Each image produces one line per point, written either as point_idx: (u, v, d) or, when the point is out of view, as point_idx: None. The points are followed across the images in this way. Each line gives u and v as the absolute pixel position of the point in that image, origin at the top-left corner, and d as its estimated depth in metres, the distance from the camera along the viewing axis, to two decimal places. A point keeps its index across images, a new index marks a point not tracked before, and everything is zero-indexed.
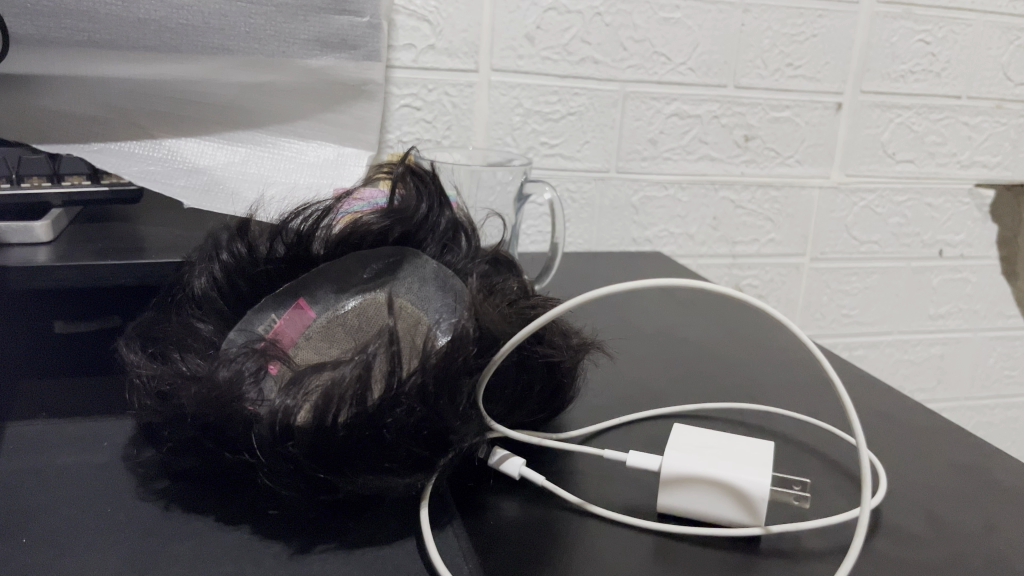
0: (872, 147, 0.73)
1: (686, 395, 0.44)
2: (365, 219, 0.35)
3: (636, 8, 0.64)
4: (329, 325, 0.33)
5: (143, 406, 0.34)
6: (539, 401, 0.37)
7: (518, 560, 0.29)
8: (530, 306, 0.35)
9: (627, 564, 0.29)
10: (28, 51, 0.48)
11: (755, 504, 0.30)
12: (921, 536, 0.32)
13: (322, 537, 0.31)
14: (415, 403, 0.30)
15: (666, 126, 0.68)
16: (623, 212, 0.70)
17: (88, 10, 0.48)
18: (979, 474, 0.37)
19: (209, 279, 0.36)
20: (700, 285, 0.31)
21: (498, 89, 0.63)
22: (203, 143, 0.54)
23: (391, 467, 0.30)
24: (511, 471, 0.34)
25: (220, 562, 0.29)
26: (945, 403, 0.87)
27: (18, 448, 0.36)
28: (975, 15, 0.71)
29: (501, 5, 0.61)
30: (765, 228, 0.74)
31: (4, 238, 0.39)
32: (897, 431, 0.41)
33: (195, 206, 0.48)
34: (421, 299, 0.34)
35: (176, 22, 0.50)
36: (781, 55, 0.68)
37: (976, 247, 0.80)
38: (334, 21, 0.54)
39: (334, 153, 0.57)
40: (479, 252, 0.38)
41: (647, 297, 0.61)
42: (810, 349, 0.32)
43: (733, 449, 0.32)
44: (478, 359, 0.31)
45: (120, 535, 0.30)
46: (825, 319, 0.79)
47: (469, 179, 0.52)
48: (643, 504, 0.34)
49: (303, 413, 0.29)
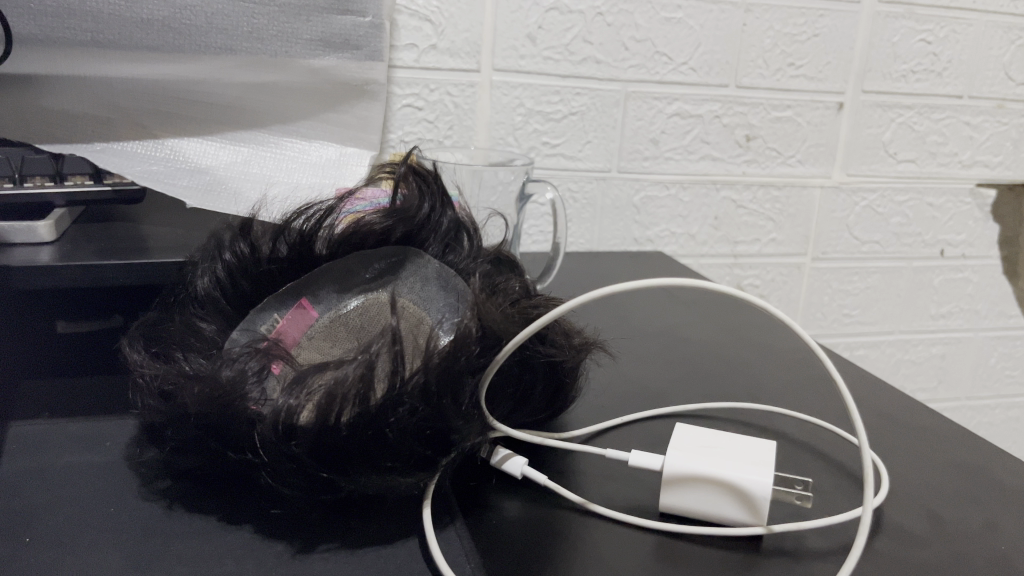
0: (873, 147, 0.73)
1: (688, 394, 0.44)
2: (368, 218, 0.36)
3: (638, 8, 0.64)
4: (332, 324, 0.33)
5: (146, 406, 0.34)
6: (541, 401, 0.37)
7: (520, 559, 0.29)
8: (533, 306, 0.35)
9: (628, 563, 0.30)
10: (32, 51, 0.48)
11: (757, 504, 0.30)
12: (923, 535, 0.32)
13: (325, 536, 0.31)
14: (418, 403, 0.30)
15: (668, 126, 0.68)
16: (625, 212, 0.71)
17: (93, 10, 0.48)
18: (981, 473, 0.37)
19: (211, 279, 0.36)
20: (702, 285, 0.31)
21: (500, 89, 0.63)
22: (205, 143, 0.54)
23: (393, 467, 0.30)
24: (513, 471, 0.34)
25: (222, 561, 0.29)
26: (946, 403, 0.87)
27: (19, 447, 0.36)
28: (977, 15, 0.71)
29: (503, 5, 0.61)
30: (766, 228, 0.74)
31: (6, 238, 0.40)
32: (899, 431, 0.41)
33: (197, 206, 0.49)
34: (424, 299, 0.34)
35: (180, 21, 0.51)
36: (782, 55, 0.68)
37: (977, 247, 0.80)
38: (337, 21, 0.54)
39: (337, 152, 0.57)
40: (481, 251, 0.38)
41: (649, 298, 0.61)
42: (813, 349, 0.31)
43: (735, 448, 0.32)
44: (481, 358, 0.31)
45: (121, 534, 0.30)
46: (826, 319, 0.79)
47: (471, 179, 0.52)
48: (644, 504, 0.34)
49: (306, 412, 0.29)
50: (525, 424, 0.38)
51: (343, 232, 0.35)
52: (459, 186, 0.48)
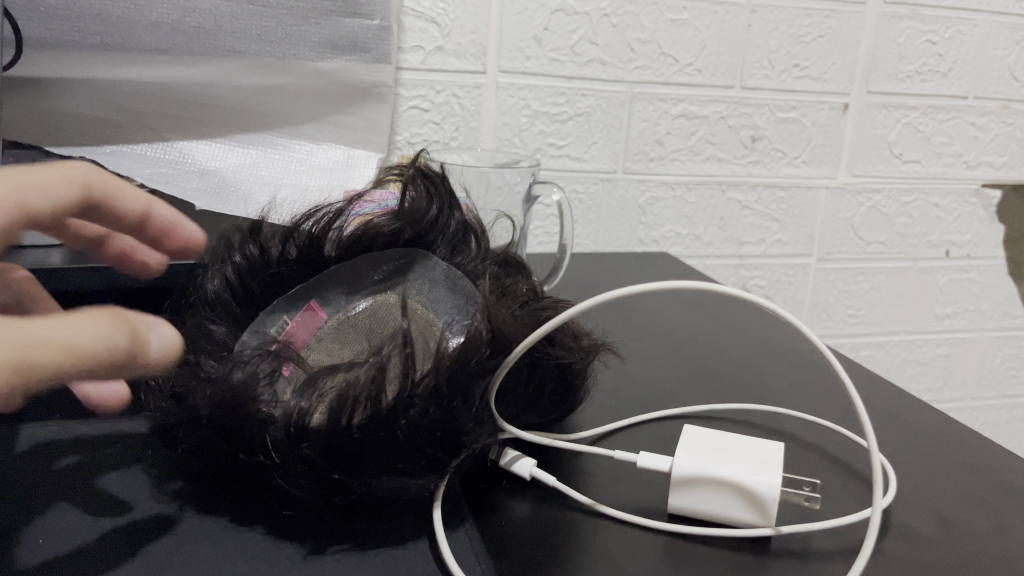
0: (879, 148, 0.73)
1: (695, 395, 0.44)
2: (377, 220, 0.36)
3: (644, 9, 0.64)
4: (341, 326, 0.34)
5: (158, 407, 0.34)
6: (550, 403, 0.37)
7: (530, 560, 0.30)
8: (541, 309, 0.35)
9: (639, 564, 0.30)
10: (42, 54, 0.49)
11: (766, 505, 0.31)
12: (932, 536, 0.32)
13: (335, 537, 0.31)
14: (429, 405, 0.30)
15: (673, 127, 0.68)
16: (630, 213, 0.71)
17: (101, 13, 0.49)
18: (987, 473, 0.37)
19: (221, 281, 0.36)
20: (710, 288, 0.30)
21: (506, 91, 0.64)
22: (213, 145, 0.54)
23: (404, 468, 0.31)
24: (522, 471, 0.34)
25: (234, 563, 0.29)
26: (951, 403, 0.87)
27: (29, 448, 0.36)
28: (981, 16, 0.71)
29: (509, 7, 0.61)
30: (771, 229, 0.74)
31: None
32: (907, 433, 0.41)
33: (206, 208, 0.49)
34: (432, 301, 0.34)
35: (188, 25, 0.51)
36: (787, 56, 0.68)
37: (982, 247, 0.80)
38: (344, 24, 0.54)
39: (344, 154, 0.57)
40: (489, 254, 0.38)
41: (656, 299, 0.61)
42: (824, 354, 0.31)
43: (744, 450, 0.32)
44: (491, 361, 0.31)
45: (135, 535, 0.30)
46: (831, 319, 0.79)
47: (478, 181, 0.52)
48: (653, 506, 0.34)
49: (318, 414, 0.30)
50: (535, 424, 0.38)
51: (352, 233, 0.36)
52: (467, 188, 0.48)
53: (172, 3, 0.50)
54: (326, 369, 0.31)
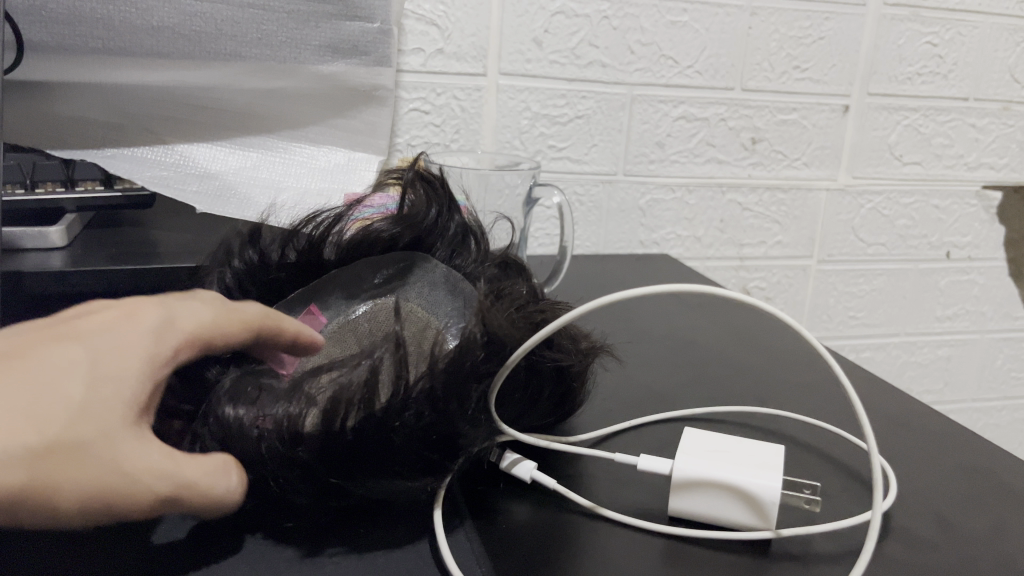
0: (880, 149, 0.73)
1: (695, 398, 0.44)
2: (377, 223, 0.36)
3: (644, 12, 0.64)
4: (341, 330, 0.33)
5: None
6: (549, 406, 0.37)
7: (530, 563, 0.30)
8: (540, 310, 0.35)
9: (638, 567, 0.30)
10: (44, 58, 0.49)
11: (766, 509, 0.31)
12: (932, 539, 0.32)
13: (331, 542, 0.31)
14: (424, 409, 0.30)
15: (673, 129, 0.68)
16: (630, 215, 0.71)
17: (103, 17, 0.49)
18: (987, 476, 0.37)
19: (220, 287, 0.36)
20: (711, 291, 0.30)
21: (506, 93, 0.64)
22: (214, 148, 0.54)
23: (399, 472, 0.31)
24: (522, 475, 0.34)
25: (233, 566, 0.29)
26: (952, 405, 0.86)
27: None
28: (982, 18, 0.71)
29: (509, 9, 0.61)
30: (772, 231, 0.74)
31: (18, 244, 0.40)
32: (908, 435, 0.41)
33: (207, 211, 0.49)
34: (431, 303, 0.34)
35: (189, 28, 0.51)
36: (788, 58, 0.68)
37: (983, 248, 0.80)
38: (345, 27, 0.54)
39: (345, 157, 0.57)
40: (489, 255, 0.38)
41: (656, 301, 0.61)
42: (823, 356, 0.31)
43: (744, 453, 0.32)
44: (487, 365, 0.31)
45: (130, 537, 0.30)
46: (832, 321, 0.79)
47: (478, 183, 0.52)
48: (653, 509, 0.34)
49: (311, 418, 0.30)
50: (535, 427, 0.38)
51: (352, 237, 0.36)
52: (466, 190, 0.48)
53: (173, 7, 0.50)
54: (321, 372, 0.31)
